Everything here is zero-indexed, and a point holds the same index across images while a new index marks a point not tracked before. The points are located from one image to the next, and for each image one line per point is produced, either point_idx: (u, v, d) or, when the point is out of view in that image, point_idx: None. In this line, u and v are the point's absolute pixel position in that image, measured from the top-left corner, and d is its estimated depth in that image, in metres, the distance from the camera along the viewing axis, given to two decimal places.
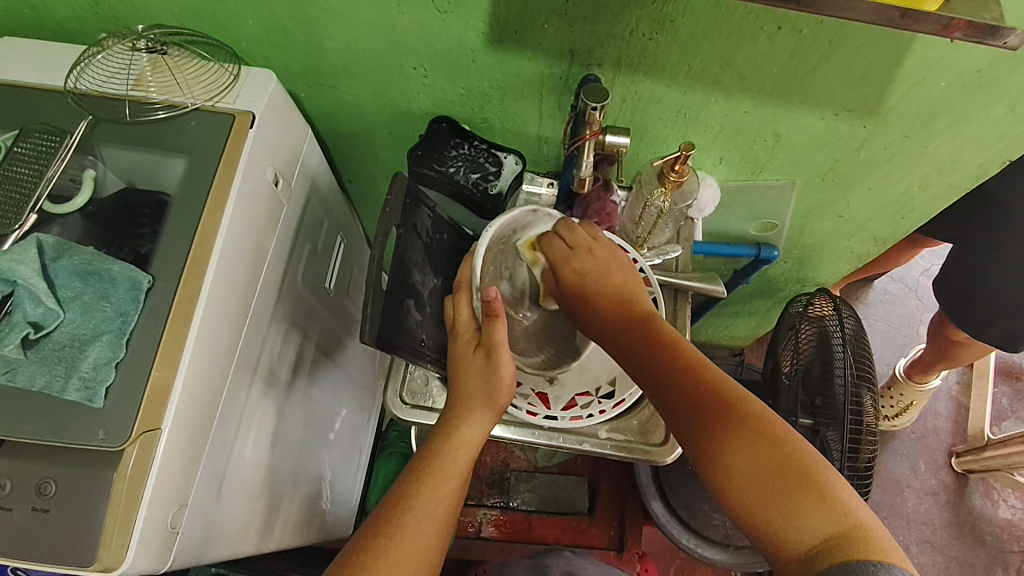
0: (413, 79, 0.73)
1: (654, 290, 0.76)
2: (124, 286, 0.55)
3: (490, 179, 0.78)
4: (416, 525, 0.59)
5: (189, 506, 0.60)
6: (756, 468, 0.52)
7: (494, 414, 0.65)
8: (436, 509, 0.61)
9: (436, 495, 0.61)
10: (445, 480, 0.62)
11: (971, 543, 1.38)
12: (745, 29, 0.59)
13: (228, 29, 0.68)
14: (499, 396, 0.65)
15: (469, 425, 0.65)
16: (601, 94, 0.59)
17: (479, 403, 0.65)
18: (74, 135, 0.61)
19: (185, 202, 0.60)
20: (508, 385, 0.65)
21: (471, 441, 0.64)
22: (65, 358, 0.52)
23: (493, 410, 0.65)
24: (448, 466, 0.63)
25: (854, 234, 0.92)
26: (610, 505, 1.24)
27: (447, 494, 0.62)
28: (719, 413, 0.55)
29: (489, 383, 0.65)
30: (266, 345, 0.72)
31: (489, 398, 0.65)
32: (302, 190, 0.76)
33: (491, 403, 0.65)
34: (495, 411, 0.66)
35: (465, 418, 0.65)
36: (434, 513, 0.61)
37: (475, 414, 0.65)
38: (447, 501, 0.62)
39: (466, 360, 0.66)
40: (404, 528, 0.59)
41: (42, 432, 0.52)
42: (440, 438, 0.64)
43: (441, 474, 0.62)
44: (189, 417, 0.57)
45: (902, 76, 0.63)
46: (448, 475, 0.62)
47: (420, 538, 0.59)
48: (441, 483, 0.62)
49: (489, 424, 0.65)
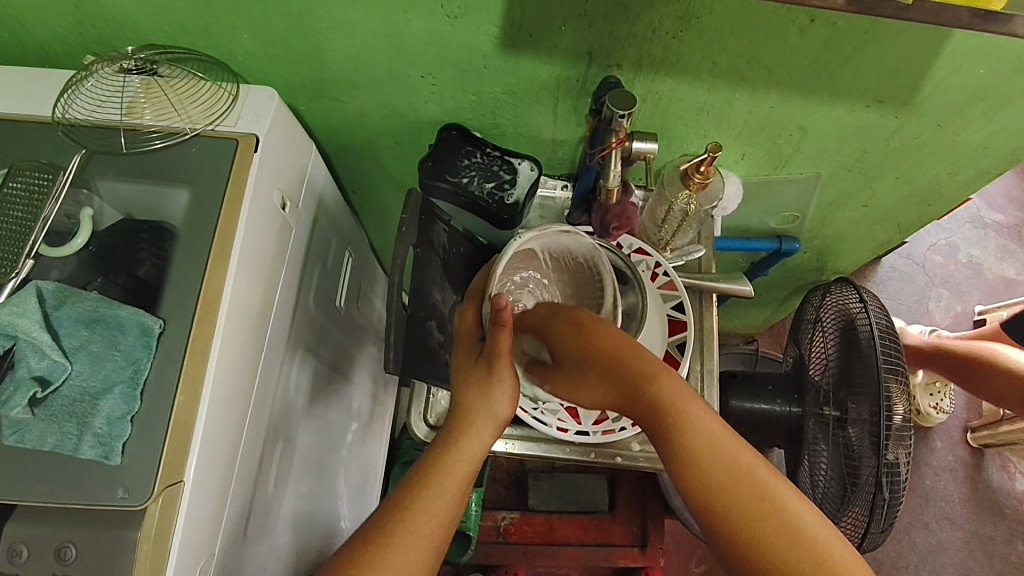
0: (421, 87, 0.69)
1: (681, 293, 0.73)
2: (133, 331, 0.51)
3: (505, 188, 0.73)
4: (408, 536, 0.56)
5: (218, 553, 0.57)
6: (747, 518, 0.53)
7: (495, 427, 0.62)
8: (430, 522, 0.57)
9: (433, 508, 0.58)
10: (442, 492, 0.58)
11: (991, 518, 1.38)
12: (777, 23, 0.56)
13: (222, 44, 0.64)
14: (498, 407, 0.62)
15: (471, 435, 0.61)
16: (629, 101, 0.56)
17: (479, 417, 0.62)
18: (68, 170, 0.57)
19: (191, 235, 0.56)
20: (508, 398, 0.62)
21: (470, 449, 0.61)
22: (76, 414, 0.49)
23: (495, 424, 0.62)
24: (448, 477, 0.59)
25: (877, 222, 0.90)
26: (632, 504, 1.22)
27: (445, 506, 0.58)
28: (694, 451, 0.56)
29: (489, 398, 0.62)
30: (283, 373, 0.69)
31: (486, 409, 0.62)
32: (310, 209, 0.72)
33: (493, 420, 0.62)
34: (497, 424, 0.63)
35: (465, 429, 0.62)
36: (429, 528, 0.57)
37: (475, 425, 0.62)
38: (444, 512, 0.58)
39: (463, 370, 0.64)
40: (396, 540, 0.55)
41: (57, 494, 0.49)
42: (440, 449, 0.61)
43: (439, 485, 0.59)
44: (211, 464, 0.54)
45: (939, 64, 0.59)
46: (447, 486, 0.59)
47: (412, 550, 0.55)
48: (437, 495, 0.58)
49: (490, 437, 0.62)
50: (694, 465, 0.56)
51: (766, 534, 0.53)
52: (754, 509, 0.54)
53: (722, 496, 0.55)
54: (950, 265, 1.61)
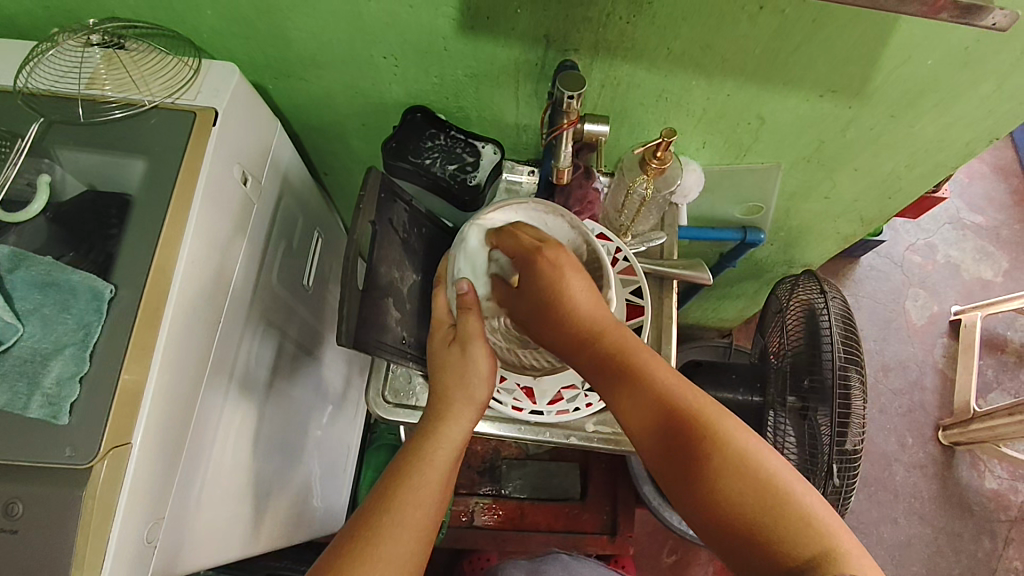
0: (384, 68, 0.70)
1: (638, 279, 0.73)
2: (85, 295, 0.53)
3: (468, 170, 0.75)
4: (395, 531, 0.56)
5: (166, 518, 0.58)
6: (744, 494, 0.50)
7: (474, 409, 0.63)
8: (420, 518, 0.57)
9: (418, 497, 0.58)
10: (425, 481, 0.59)
11: (960, 514, 1.39)
12: (725, 10, 0.57)
13: (187, 20, 0.66)
14: (476, 389, 0.63)
15: (449, 424, 0.62)
16: (578, 82, 0.57)
17: (459, 400, 0.63)
18: (25, 138, 0.59)
19: (147, 205, 0.57)
20: (487, 379, 0.64)
21: (454, 440, 0.62)
22: (26, 373, 0.50)
23: (475, 406, 0.63)
24: (431, 464, 0.60)
25: (839, 214, 0.91)
26: (603, 488, 1.22)
27: (427, 499, 0.58)
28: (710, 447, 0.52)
29: (466, 381, 0.63)
30: (243, 347, 0.70)
31: (467, 394, 0.63)
32: (274, 186, 0.74)
33: (471, 402, 0.63)
34: (477, 406, 0.63)
35: (446, 418, 0.62)
36: (416, 518, 0.57)
37: (453, 411, 0.62)
38: (429, 503, 0.58)
39: (441, 357, 0.64)
40: (384, 533, 0.55)
41: (6, 451, 0.50)
42: (419, 439, 0.62)
43: (422, 474, 0.59)
44: (160, 429, 0.55)
45: (888, 55, 0.61)
46: (428, 473, 0.59)
47: (403, 545, 0.55)
48: (420, 486, 0.58)
49: (472, 421, 0.63)
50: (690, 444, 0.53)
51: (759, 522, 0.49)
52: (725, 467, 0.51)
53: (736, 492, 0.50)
54: (928, 264, 1.62)
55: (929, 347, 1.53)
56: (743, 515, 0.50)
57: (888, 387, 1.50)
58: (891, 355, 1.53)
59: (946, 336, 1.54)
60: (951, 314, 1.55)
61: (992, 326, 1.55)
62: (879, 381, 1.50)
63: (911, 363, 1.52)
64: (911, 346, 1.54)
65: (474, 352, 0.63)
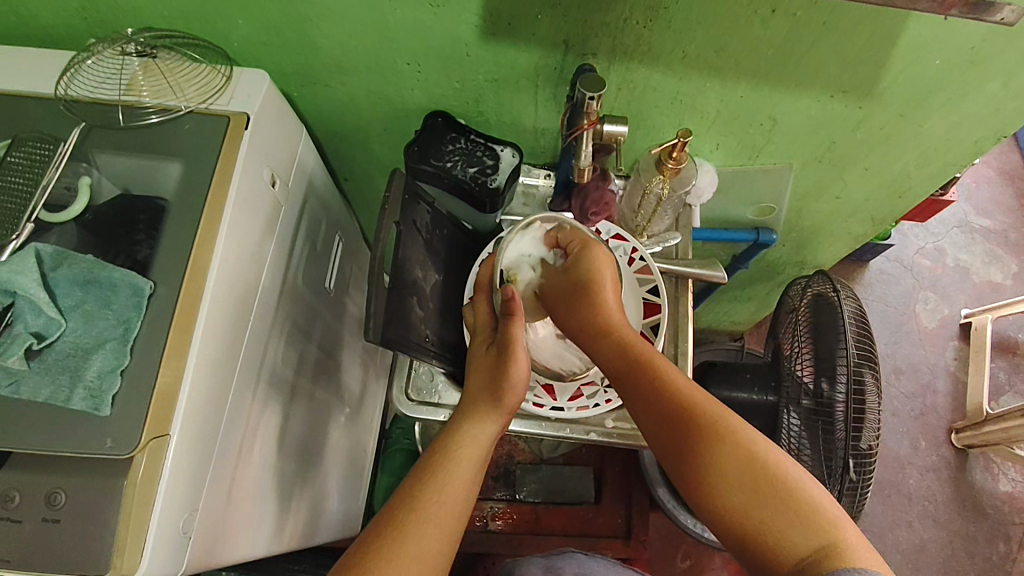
0: (407, 74, 0.72)
1: (655, 278, 0.74)
2: (126, 292, 0.55)
3: (488, 173, 0.77)
4: (422, 524, 0.56)
5: (199, 510, 0.59)
6: (735, 483, 0.53)
7: (503, 416, 0.65)
8: (453, 511, 0.58)
9: (448, 494, 0.59)
10: (453, 478, 0.60)
11: (974, 518, 1.38)
12: (739, 13, 0.59)
13: (219, 29, 0.68)
14: (507, 395, 0.64)
15: (475, 426, 0.64)
16: (598, 84, 0.59)
17: (487, 406, 0.65)
18: (68, 142, 0.61)
19: (182, 207, 0.59)
20: (519, 393, 0.65)
21: (481, 443, 0.63)
22: (69, 367, 0.52)
23: (501, 413, 0.65)
24: (458, 463, 0.61)
25: (851, 214, 0.93)
26: (617, 492, 1.23)
27: (457, 495, 0.59)
28: (702, 435, 0.56)
29: (495, 390, 0.64)
30: (270, 345, 0.72)
31: (494, 403, 0.64)
32: (300, 189, 0.76)
33: (498, 406, 0.65)
34: (502, 416, 0.65)
35: (471, 420, 0.64)
36: (440, 513, 0.58)
37: (477, 419, 0.64)
38: (458, 494, 0.59)
39: (477, 359, 0.67)
40: (409, 526, 0.56)
41: (48, 444, 0.51)
42: (446, 438, 0.63)
43: (451, 470, 0.60)
44: (196, 422, 0.57)
45: (898, 54, 0.62)
46: (456, 472, 0.60)
47: (432, 536, 0.56)
48: (448, 482, 0.60)
49: (496, 428, 0.65)
50: (686, 434, 0.57)
51: (759, 513, 0.52)
52: (723, 457, 0.55)
53: (733, 480, 0.54)
54: (937, 268, 1.63)
55: (941, 350, 1.54)
56: (742, 506, 0.53)
57: (900, 391, 1.50)
58: (903, 358, 1.54)
59: (957, 339, 1.55)
60: (962, 317, 1.56)
61: (1002, 329, 1.56)
62: (892, 385, 1.51)
63: (922, 366, 1.53)
64: (923, 349, 1.54)
65: (510, 361, 0.64)
